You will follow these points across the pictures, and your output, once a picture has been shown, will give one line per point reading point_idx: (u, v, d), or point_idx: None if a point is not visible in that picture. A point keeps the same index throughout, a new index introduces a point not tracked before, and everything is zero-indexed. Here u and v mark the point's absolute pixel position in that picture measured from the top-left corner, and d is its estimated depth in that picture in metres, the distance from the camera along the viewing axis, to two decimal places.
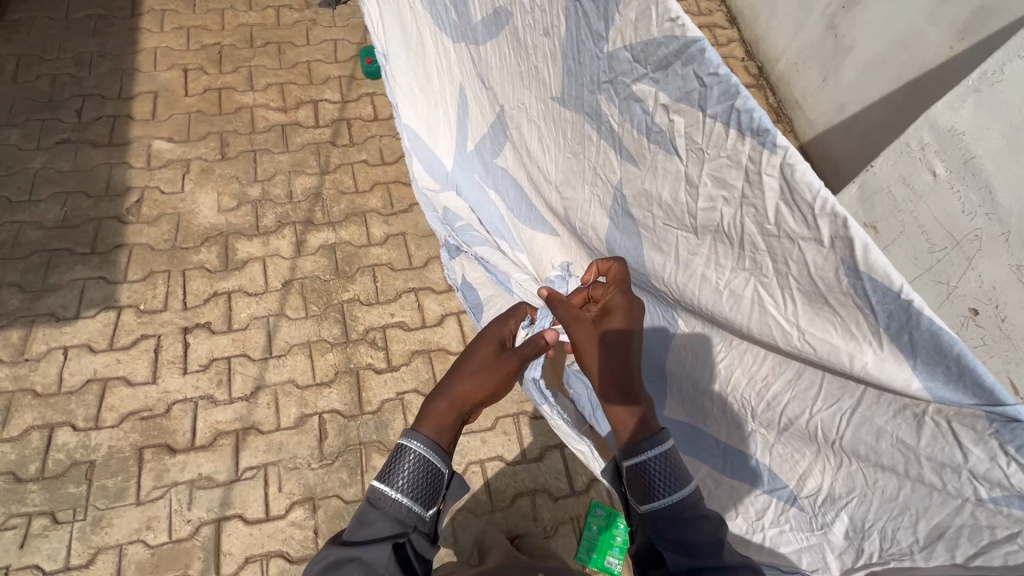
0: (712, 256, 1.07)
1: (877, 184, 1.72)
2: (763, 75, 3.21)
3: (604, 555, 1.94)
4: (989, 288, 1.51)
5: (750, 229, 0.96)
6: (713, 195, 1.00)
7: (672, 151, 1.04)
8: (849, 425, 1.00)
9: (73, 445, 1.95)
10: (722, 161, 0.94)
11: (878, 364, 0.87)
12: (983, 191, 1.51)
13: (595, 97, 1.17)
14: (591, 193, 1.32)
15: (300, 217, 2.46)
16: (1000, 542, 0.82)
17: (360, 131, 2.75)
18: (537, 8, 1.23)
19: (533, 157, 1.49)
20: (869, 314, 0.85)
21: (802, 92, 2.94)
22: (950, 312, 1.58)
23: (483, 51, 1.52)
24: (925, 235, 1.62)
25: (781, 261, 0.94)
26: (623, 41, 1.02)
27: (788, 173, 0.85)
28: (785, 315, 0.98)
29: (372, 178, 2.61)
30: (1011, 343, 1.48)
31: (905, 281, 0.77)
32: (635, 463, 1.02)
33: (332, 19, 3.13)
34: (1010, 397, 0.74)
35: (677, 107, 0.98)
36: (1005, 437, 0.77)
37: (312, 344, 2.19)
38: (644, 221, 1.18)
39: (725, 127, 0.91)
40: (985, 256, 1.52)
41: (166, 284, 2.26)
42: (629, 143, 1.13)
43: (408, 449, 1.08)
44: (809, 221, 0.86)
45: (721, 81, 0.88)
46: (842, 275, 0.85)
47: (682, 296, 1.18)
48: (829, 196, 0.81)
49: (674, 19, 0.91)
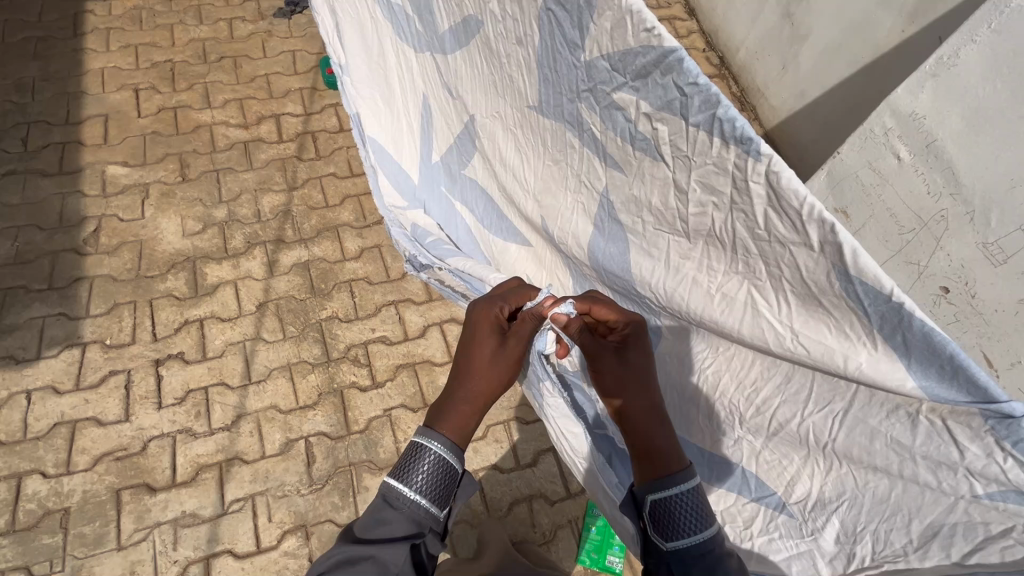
0: (704, 259, 1.07)
1: (844, 170, 1.77)
2: (724, 65, 3.26)
3: (605, 554, 1.94)
4: (958, 267, 1.56)
5: (740, 233, 0.97)
6: (702, 201, 1.00)
7: (659, 158, 1.03)
8: (841, 427, 0.99)
9: (45, 494, 1.85)
10: (708, 168, 0.94)
11: (873, 365, 0.87)
12: (947, 172, 1.55)
13: (575, 105, 1.15)
14: (574, 200, 1.31)
15: (270, 236, 2.39)
16: (996, 538, 0.83)
17: (326, 144, 2.68)
18: (509, 16, 1.21)
19: (510, 167, 1.46)
20: (862, 316, 0.85)
21: (763, 81, 2.99)
22: (923, 292, 1.64)
23: (451, 60, 1.49)
24: (893, 218, 1.67)
25: (773, 264, 0.95)
26: (600, 50, 1.01)
27: (774, 180, 0.85)
28: (778, 317, 0.98)
29: (342, 192, 2.55)
30: (982, 319, 1.54)
31: (895, 285, 0.77)
32: (665, 496, 0.99)
33: (288, 29, 3.05)
34: (1002, 394, 0.74)
35: (660, 116, 0.97)
36: (1001, 434, 0.78)
37: (293, 367, 2.13)
38: (633, 226, 1.18)
39: (709, 135, 0.91)
40: (952, 235, 1.56)
41: (133, 315, 2.16)
42: (612, 149, 1.12)
43: (427, 449, 1.04)
44: (797, 227, 0.86)
45: (702, 90, 0.88)
46: (834, 279, 0.86)
47: (667, 302, 1.17)
48: (816, 202, 0.82)
49: (650, 29, 0.90)
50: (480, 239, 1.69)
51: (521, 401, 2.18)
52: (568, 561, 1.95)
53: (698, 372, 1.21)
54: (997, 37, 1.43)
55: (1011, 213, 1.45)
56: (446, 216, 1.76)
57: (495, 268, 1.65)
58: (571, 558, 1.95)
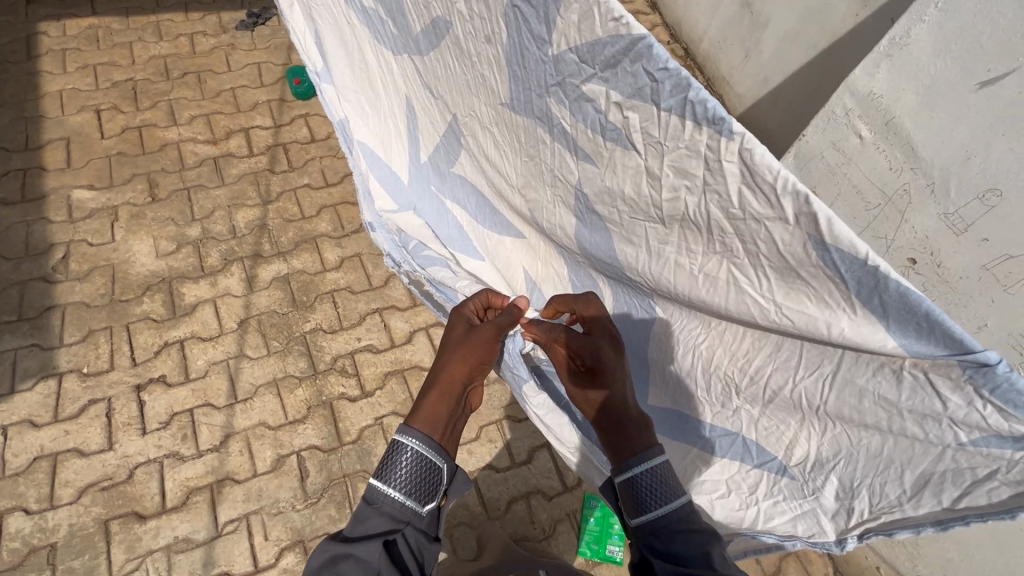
0: (682, 243, 1.10)
1: (810, 151, 1.87)
2: (689, 56, 3.32)
3: (605, 544, 1.96)
4: (923, 238, 1.59)
5: (715, 214, 0.99)
6: (676, 185, 1.02)
7: (630, 147, 1.05)
8: (831, 389, 1.02)
9: (29, 531, 1.79)
10: (680, 152, 0.96)
11: (854, 328, 0.90)
12: (906, 148, 1.61)
13: (544, 100, 1.17)
14: (553, 194, 1.32)
15: (246, 251, 2.36)
16: (982, 481, 0.86)
17: (298, 155, 2.66)
18: (475, 15, 1.22)
19: (491, 161, 1.47)
20: (840, 283, 0.88)
21: (728, 69, 3.06)
22: (894, 263, 1.67)
23: (426, 61, 1.50)
24: (861, 195, 1.75)
25: (749, 241, 0.97)
26: (566, 43, 1.03)
27: (748, 158, 0.87)
28: (759, 292, 1.01)
29: (318, 202, 2.53)
30: (948, 287, 1.53)
31: (870, 249, 0.81)
32: (626, 477, 1.03)
33: (251, 41, 3.01)
34: (978, 344, 0.77)
35: (631, 104, 0.99)
36: (979, 382, 0.81)
37: (279, 382, 2.11)
38: (610, 217, 1.20)
39: (681, 119, 0.93)
40: (914, 209, 1.61)
41: (109, 341, 2.11)
42: (582, 141, 1.14)
43: (402, 445, 1.05)
44: (772, 202, 0.89)
45: (672, 75, 0.90)
46: (810, 250, 0.88)
47: (657, 284, 1.20)
48: (789, 175, 0.84)
49: (617, 18, 0.92)
50: (472, 235, 1.69)
51: (513, 399, 2.19)
52: (570, 554, 1.96)
53: (694, 349, 1.23)
54: (943, 15, 1.48)
55: (968, 181, 1.48)
56: (437, 216, 1.75)
57: (491, 264, 1.66)
58: (573, 550, 1.97)
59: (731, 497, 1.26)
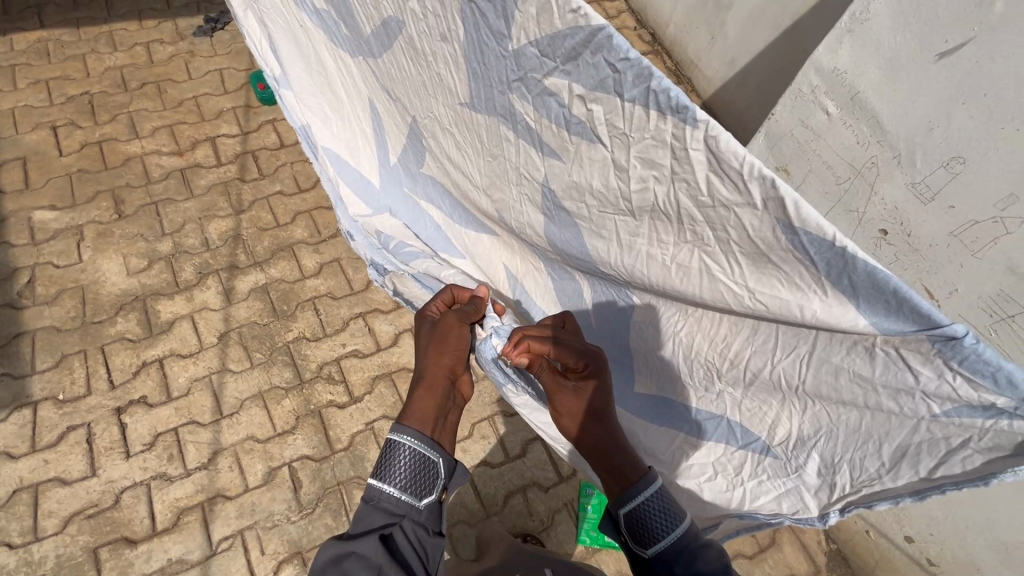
0: (653, 234, 1.10)
1: (780, 130, 1.91)
2: (656, 41, 3.33)
3: (604, 531, 1.98)
4: (893, 208, 1.61)
5: (685, 204, 0.99)
6: (644, 176, 1.02)
7: (596, 140, 1.04)
8: (809, 369, 1.04)
9: (14, 566, 1.74)
10: (647, 143, 0.96)
11: (826, 310, 0.92)
12: (872, 121, 1.64)
13: (506, 96, 1.16)
14: (519, 192, 1.32)
15: (222, 263, 2.31)
16: (956, 450, 0.88)
17: (269, 162, 2.60)
18: (429, 12, 1.20)
19: (455, 161, 1.46)
20: (810, 266, 0.90)
21: (695, 52, 3.08)
22: (865, 235, 1.71)
23: (380, 63, 1.47)
24: (831, 170, 1.77)
25: (720, 228, 0.98)
26: (527, 37, 1.02)
27: (713, 145, 0.88)
28: (732, 278, 1.02)
29: (292, 209, 2.49)
30: (919, 255, 1.55)
31: (837, 230, 0.82)
32: (634, 507, 1.04)
33: (211, 47, 2.92)
34: (945, 317, 0.78)
35: (594, 96, 0.99)
36: (948, 355, 0.82)
37: (265, 394, 2.07)
38: (579, 212, 1.20)
39: (645, 109, 0.93)
40: (883, 180, 1.63)
41: (84, 365, 2.05)
42: (548, 136, 1.13)
43: (399, 443, 1.04)
44: (740, 188, 0.90)
45: (633, 65, 0.90)
46: (780, 234, 0.90)
47: (631, 277, 1.21)
48: (755, 161, 0.85)
49: (575, 10, 0.91)
50: (448, 234, 1.69)
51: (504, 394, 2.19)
52: (570, 543, 1.98)
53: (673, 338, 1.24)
54: None
55: (931, 151, 1.50)
56: (413, 217, 1.74)
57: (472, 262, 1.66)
58: (573, 539, 1.99)
59: (718, 479, 1.28)
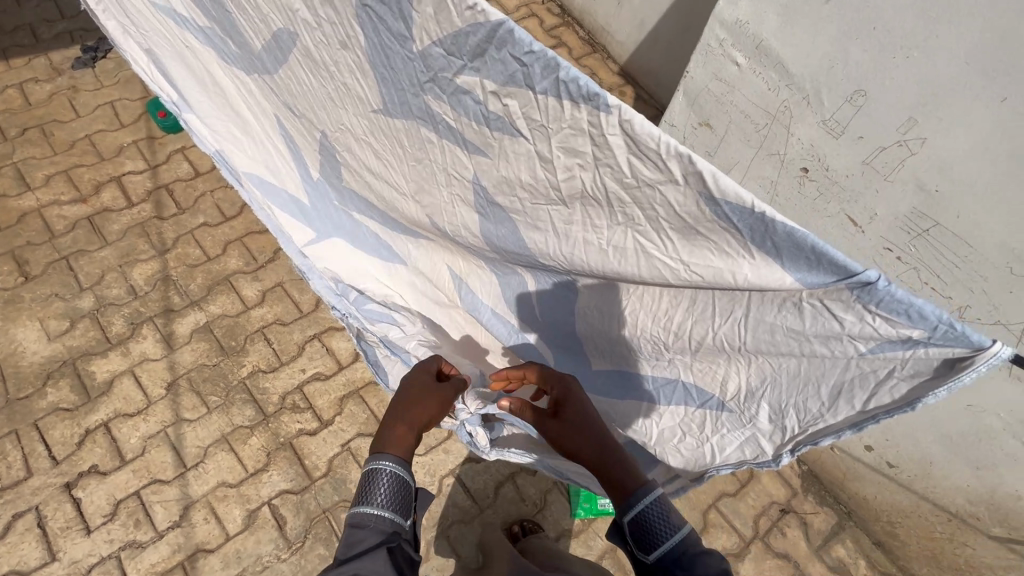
0: (586, 220, 1.10)
1: (697, 87, 1.90)
2: (565, 13, 3.35)
3: (595, 501, 2.01)
4: (810, 147, 1.62)
5: (612, 187, 1.00)
6: (568, 165, 1.01)
7: (516, 134, 1.02)
8: (747, 329, 1.08)
9: None
10: (566, 132, 0.96)
11: (755, 272, 0.95)
12: (779, 67, 1.63)
13: (421, 98, 1.11)
14: (449, 193, 1.29)
15: (154, 309, 2.16)
16: (884, 381, 0.95)
17: (185, 193, 2.43)
18: (324, 21, 1.14)
19: (377, 173, 1.41)
20: (735, 233, 0.93)
21: (604, 19, 3.12)
22: (789, 176, 1.71)
23: (278, 79, 1.39)
24: (748, 119, 1.77)
25: (648, 207, 1.00)
26: (430, 38, 0.98)
27: (629, 129, 0.89)
28: (667, 253, 1.05)
29: (221, 239, 2.35)
30: (840, 188, 1.58)
31: (754, 196, 0.85)
32: (633, 513, 1.01)
33: (96, 79, 2.68)
34: (859, 265, 0.83)
35: (507, 91, 0.96)
36: (865, 299, 0.87)
37: (229, 436, 1.98)
38: (512, 206, 1.18)
39: (558, 100, 0.92)
40: (797, 121, 1.63)
41: (18, 446, 1.88)
42: (469, 134, 1.10)
43: (378, 469, 1.03)
44: (661, 166, 0.91)
45: (539, 57, 0.88)
46: (703, 206, 0.92)
47: (573, 264, 1.21)
48: (670, 141, 0.87)
49: (472, 6, 0.89)
50: (389, 243, 1.65)
51: None
52: (566, 519, 2.03)
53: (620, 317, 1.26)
54: None
55: (836, 88, 1.51)
56: (353, 230, 1.69)
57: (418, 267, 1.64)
58: (569, 514, 2.04)
59: (685, 441, 1.31)
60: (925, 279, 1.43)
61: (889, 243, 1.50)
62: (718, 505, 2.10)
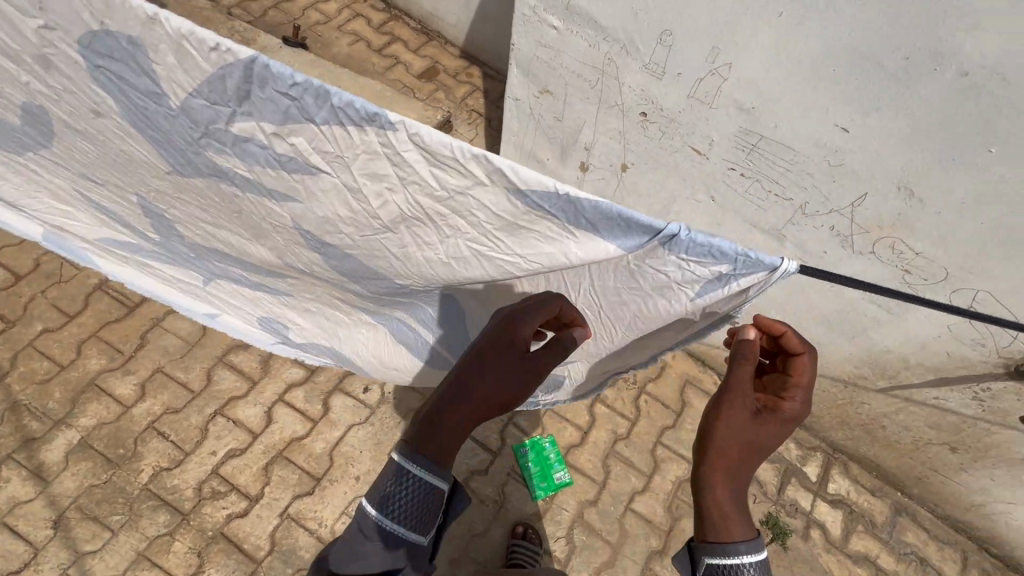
0: (418, 237, 1.08)
1: (527, 55, 1.85)
2: (391, 6, 3.35)
3: (551, 476, 2.12)
4: (642, 92, 1.64)
5: (426, 203, 1.00)
6: (378, 190, 1.01)
7: (315, 171, 1.02)
8: (594, 294, 1.13)
9: None
10: (362, 158, 0.96)
11: (584, 249, 0.97)
12: (592, 23, 1.63)
13: (204, 155, 1.09)
14: (283, 239, 1.24)
15: (13, 445, 1.89)
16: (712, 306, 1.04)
17: (9, 303, 2.10)
18: (65, 89, 1.09)
19: (205, 231, 1.34)
20: (552, 219, 0.94)
21: (431, 5, 3.15)
22: (633, 121, 1.73)
23: (58, 153, 1.30)
24: (581, 77, 1.76)
25: (468, 214, 0.99)
26: (185, 90, 0.96)
27: (418, 141, 0.90)
28: (505, 252, 1.04)
29: (71, 342, 2.07)
30: (677, 123, 1.63)
31: (552, 180, 0.87)
32: (726, 563, 0.97)
33: None
34: (662, 222, 0.88)
35: (289, 129, 0.96)
36: (676, 250, 0.92)
37: (147, 552, 1.80)
38: (343, 243, 1.16)
39: (342, 126, 0.92)
40: (623, 70, 1.65)
41: None
42: (271, 181, 1.07)
43: (409, 474, 0.97)
44: (463, 170, 0.92)
45: (305, 87, 0.88)
46: (515, 201, 0.93)
47: (430, 277, 1.19)
48: (461, 145, 0.88)
49: (215, 47, 0.88)
50: (267, 287, 1.49)
51: (405, 409, 2.13)
52: (528, 504, 2.08)
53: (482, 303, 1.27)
54: None
55: (645, 32, 1.53)
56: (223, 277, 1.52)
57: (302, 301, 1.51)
58: (530, 499, 2.10)
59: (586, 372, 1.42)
60: (767, 188, 1.57)
61: (732, 163, 1.59)
62: (662, 440, 2.24)
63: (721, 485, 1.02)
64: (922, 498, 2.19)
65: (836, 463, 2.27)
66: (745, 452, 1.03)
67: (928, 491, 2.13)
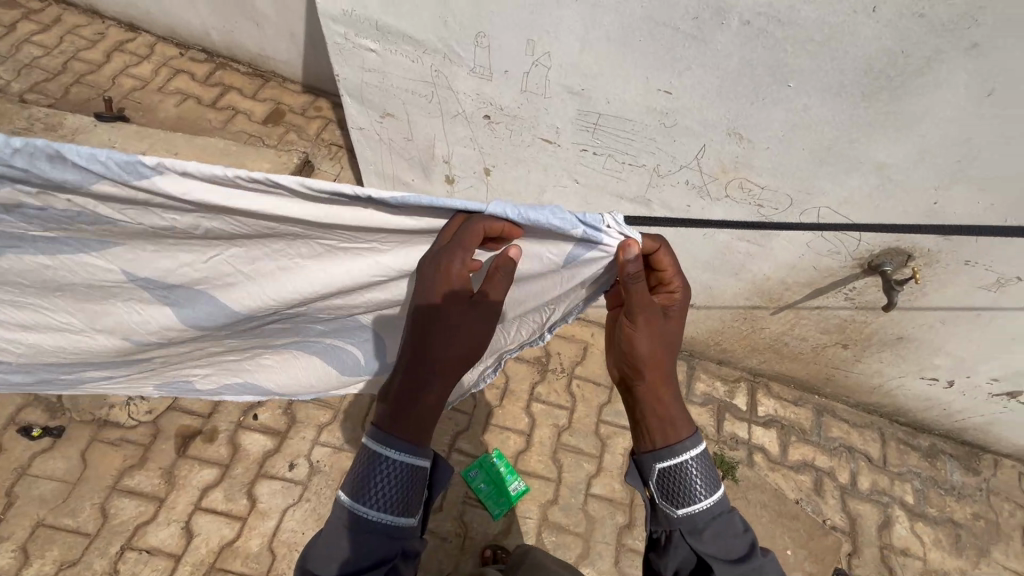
0: (261, 252, 1.07)
1: (355, 84, 1.78)
2: (214, 55, 3.12)
3: (507, 490, 2.08)
4: (478, 95, 1.63)
5: (249, 223, 0.99)
6: (192, 221, 0.98)
7: (118, 218, 0.97)
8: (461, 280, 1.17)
9: None
10: (156, 202, 0.92)
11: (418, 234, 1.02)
12: (408, 39, 1.58)
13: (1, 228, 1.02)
14: (125, 303, 1.18)
15: None
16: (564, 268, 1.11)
17: None
18: None
19: (37, 325, 1.26)
20: (375, 215, 0.97)
21: (256, 45, 2.96)
22: (479, 126, 1.71)
23: None
24: (416, 94, 1.72)
25: (295, 227, 1.00)
26: None
27: (191, 178, 0.87)
28: (351, 250, 1.07)
29: None
30: (520, 118, 1.63)
31: (347, 186, 0.90)
32: (677, 466, 1.03)
33: None
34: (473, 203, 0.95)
35: (67, 193, 0.91)
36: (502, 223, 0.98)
37: None
38: (198, 276, 1.11)
39: (115, 182, 0.88)
40: (453, 79, 1.62)
41: None
42: (85, 235, 1.03)
43: (387, 456, 0.92)
44: (262, 194, 0.92)
45: (48, 150, 0.82)
46: (327, 209, 0.95)
47: (292, 303, 1.17)
48: (242, 171, 0.87)
49: None
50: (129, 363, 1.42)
51: (340, 472, 2.00)
52: (492, 526, 2.04)
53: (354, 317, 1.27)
54: None
55: (461, 38, 1.51)
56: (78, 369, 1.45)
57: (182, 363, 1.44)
58: (493, 519, 2.05)
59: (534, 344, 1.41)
60: (620, 160, 1.61)
61: (581, 144, 1.62)
62: (603, 417, 2.28)
63: (657, 388, 1.08)
64: (837, 394, 2.39)
65: (759, 386, 2.44)
66: (664, 355, 1.09)
67: (839, 387, 2.34)
